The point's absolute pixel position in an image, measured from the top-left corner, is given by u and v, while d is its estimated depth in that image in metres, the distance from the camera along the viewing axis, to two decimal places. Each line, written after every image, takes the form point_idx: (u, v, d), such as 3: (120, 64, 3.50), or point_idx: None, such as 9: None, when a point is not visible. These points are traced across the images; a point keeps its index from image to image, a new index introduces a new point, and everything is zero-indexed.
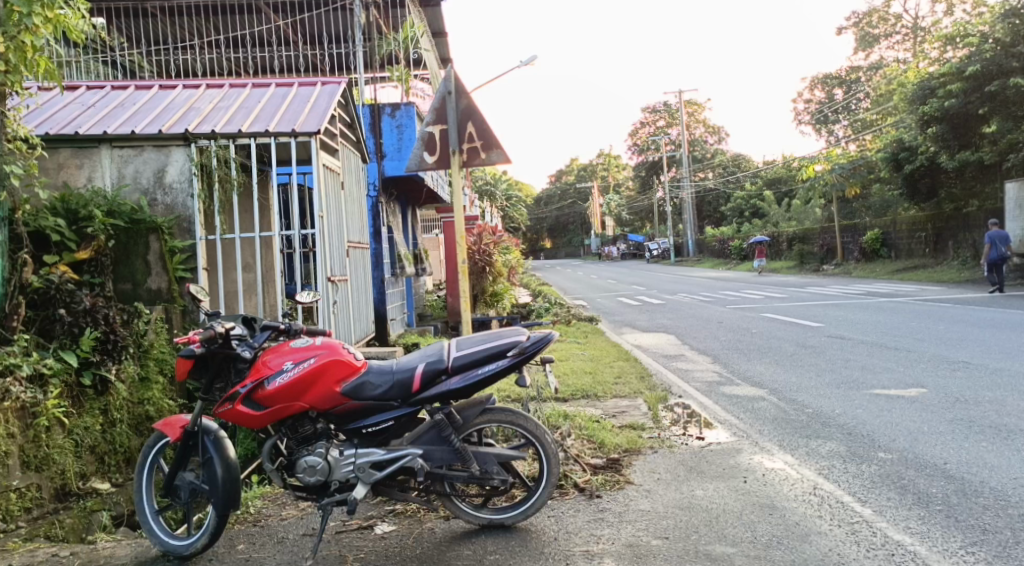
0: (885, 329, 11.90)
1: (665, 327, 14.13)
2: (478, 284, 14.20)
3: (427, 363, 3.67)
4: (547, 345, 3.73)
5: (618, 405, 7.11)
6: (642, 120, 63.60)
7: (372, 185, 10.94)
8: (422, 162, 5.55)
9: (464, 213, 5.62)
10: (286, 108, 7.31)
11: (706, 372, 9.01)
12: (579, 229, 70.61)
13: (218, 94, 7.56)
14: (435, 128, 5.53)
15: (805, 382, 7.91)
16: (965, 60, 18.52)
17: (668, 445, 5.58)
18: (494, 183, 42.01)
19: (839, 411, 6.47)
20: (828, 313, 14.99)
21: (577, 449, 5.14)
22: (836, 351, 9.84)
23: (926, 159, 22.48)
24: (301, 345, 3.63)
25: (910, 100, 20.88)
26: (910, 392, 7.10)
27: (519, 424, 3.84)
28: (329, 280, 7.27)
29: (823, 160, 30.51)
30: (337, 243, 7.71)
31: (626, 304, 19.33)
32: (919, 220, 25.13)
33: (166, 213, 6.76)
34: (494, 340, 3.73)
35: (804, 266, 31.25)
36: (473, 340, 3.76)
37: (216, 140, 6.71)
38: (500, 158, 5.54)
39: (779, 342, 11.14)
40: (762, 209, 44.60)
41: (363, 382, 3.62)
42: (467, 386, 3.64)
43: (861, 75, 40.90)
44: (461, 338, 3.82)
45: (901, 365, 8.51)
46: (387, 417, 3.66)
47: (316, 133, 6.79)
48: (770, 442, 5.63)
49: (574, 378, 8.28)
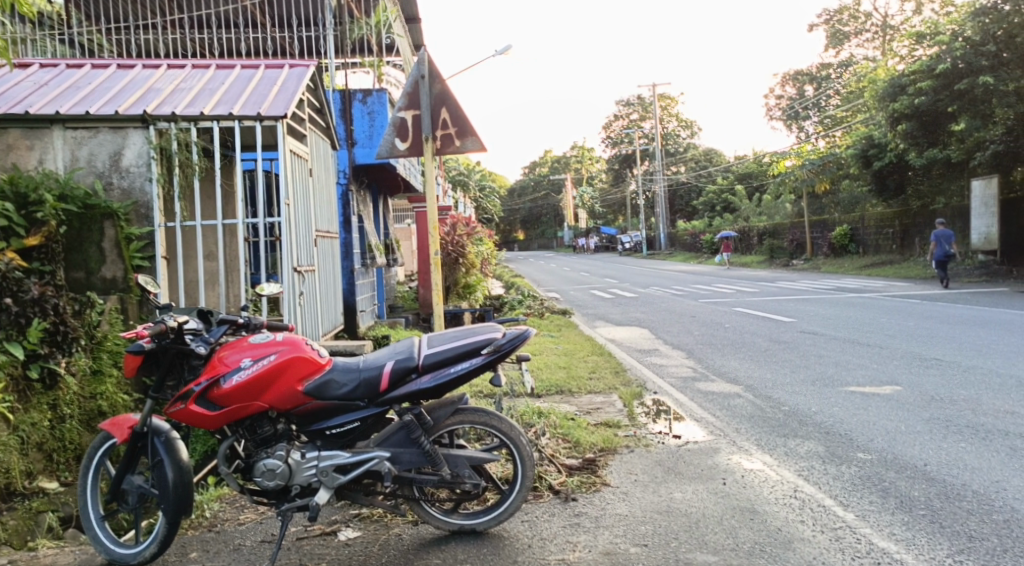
0: (858, 325, 11.86)
1: (638, 321, 14.02)
2: (450, 276, 13.97)
3: (396, 361, 3.46)
4: (524, 343, 3.54)
5: (593, 402, 6.95)
6: (615, 113, 63.58)
7: (342, 173, 10.67)
8: (394, 149, 5.32)
9: (438, 203, 5.38)
10: (251, 90, 7.04)
11: (680, 368, 8.89)
12: (551, 221, 70.54)
13: (179, 75, 7.25)
14: (407, 113, 5.31)
15: (780, 379, 7.81)
16: (936, 58, 18.57)
17: (644, 444, 5.43)
18: (467, 173, 41.77)
19: (816, 409, 6.37)
20: (800, 308, 14.99)
21: (552, 448, 4.96)
22: (810, 347, 9.77)
23: (895, 155, 22.59)
24: (261, 341, 3.40)
25: (880, 97, 20.87)
26: (885, 389, 7.01)
27: (493, 426, 3.65)
28: (295, 271, 7.02)
29: (794, 155, 30.64)
30: (304, 231, 7.44)
31: (598, 297, 19.22)
32: (887, 216, 25.35)
33: (122, 198, 6.50)
34: (467, 337, 3.53)
35: (775, 261, 31.39)
36: (446, 336, 3.56)
37: (176, 122, 6.46)
38: (474, 146, 5.32)
39: (753, 337, 11.06)
40: (733, 203, 44.82)
41: (327, 381, 3.41)
42: (437, 385, 3.44)
43: (832, 72, 41.15)
44: (433, 334, 3.61)
45: (876, 362, 8.44)
46: (352, 417, 3.45)
47: (282, 117, 6.53)
48: (747, 441, 5.51)
49: (547, 373, 8.11)
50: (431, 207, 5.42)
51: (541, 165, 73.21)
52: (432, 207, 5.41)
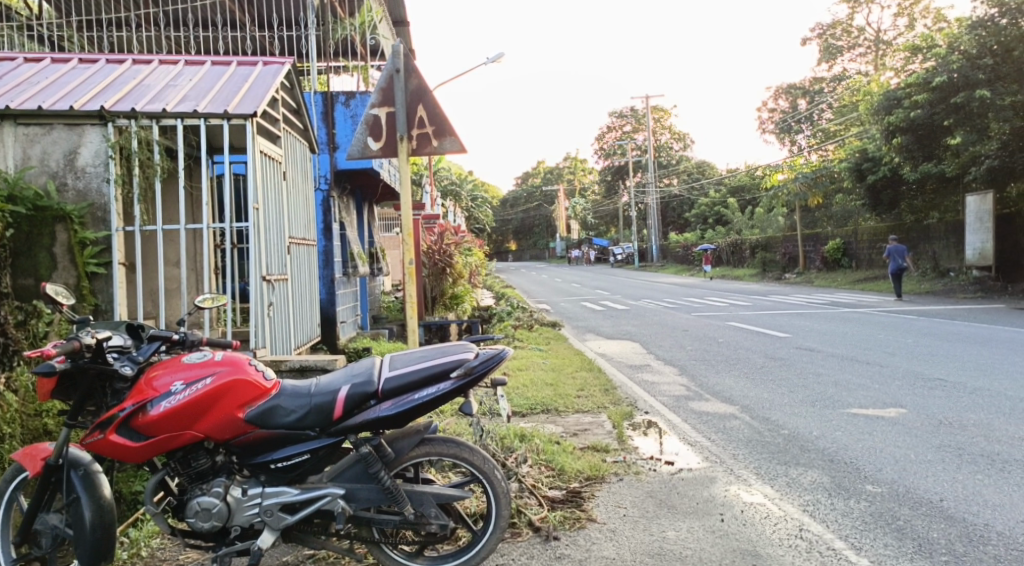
0: (855, 341, 11.48)
1: (629, 335, 13.60)
2: (436, 286, 13.52)
3: (352, 385, 3.03)
4: (499, 366, 3.13)
5: (580, 423, 6.52)
6: (608, 125, 63.41)
7: (323, 177, 10.28)
8: (366, 149, 4.90)
9: (413, 208, 4.95)
10: (221, 87, 6.62)
11: (673, 385, 8.47)
12: (543, 232, 70.15)
13: (144, 71, 6.83)
14: (381, 110, 4.90)
15: (777, 399, 7.40)
16: (932, 71, 18.27)
17: (634, 472, 5.00)
18: (460, 183, 41.38)
19: (818, 434, 5.95)
20: (794, 322, 14.63)
21: (532, 477, 4.52)
22: (807, 365, 9.36)
23: (890, 169, 22.27)
24: (197, 360, 2.98)
25: (875, 110, 20.61)
26: (890, 412, 6.60)
27: (464, 459, 3.22)
28: (265, 280, 6.57)
29: (787, 168, 30.35)
30: (275, 238, 7.00)
31: (589, 309, 18.79)
32: (880, 230, 25.10)
33: (77, 200, 6.11)
34: (435, 357, 3.11)
35: (767, 274, 31.10)
36: (411, 356, 3.14)
37: (136, 119, 6.04)
38: (453, 147, 4.94)
39: (748, 353, 10.65)
40: (726, 216, 44.58)
41: (272, 407, 2.98)
42: (398, 413, 3.02)
43: (825, 85, 40.95)
44: (397, 354, 3.19)
45: (877, 381, 8.04)
46: (301, 450, 3.02)
47: (252, 115, 6.12)
48: (745, 469, 5.09)
49: (533, 391, 7.67)
50: (406, 212, 4.99)
51: (534, 176, 72.94)
52: (407, 212, 4.98)
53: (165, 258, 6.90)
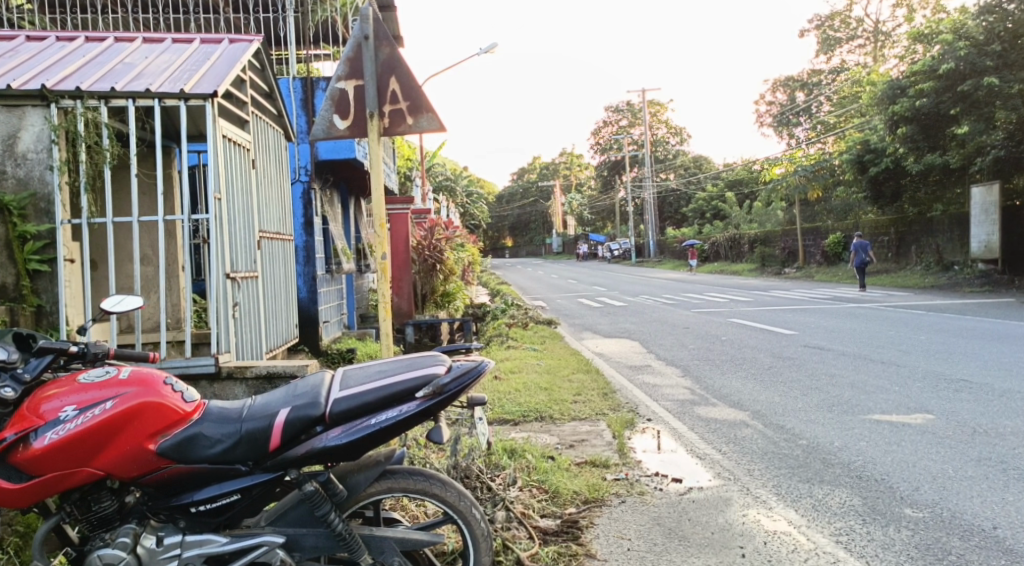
0: (867, 339, 10.89)
1: (627, 333, 13.01)
2: (427, 284, 12.93)
3: (293, 408, 2.55)
4: (477, 383, 2.63)
5: (577, 432, 5.94)
6: (604, 119, 62.88)
7: (304, 168, 9.68)
8: (332, 128, 4.31)
9: (384, 195, 4.34)
10: (180, 65, 6.06)
11: (676, 389, 7.89)
12: (539, 228, 69.58)
13: (98, 48, 6.23)
14: (348, 84, 4.31)
15: (791, 404, 6.82)
16: (938, 58, 17.66)
17: (638, 492, 4.46)
18: (455, 178, 40.71)
19: (840, 444, 5.37)
20: (799, 319, 14.05)
21: (522, 503, 3.95)
22: (818, 365, 8.78)
23: (892, 160, 21.66)
24: (97, 381, 2.60)
25: (878, 100, 20.00)
26: (916, 419, 6.02)
27: (434, 495, 2.70)
28: (230, 277, 5.99)
29: (786, 161, 29.75)
30: (244, 232, 6.43)
31: (586, 306, 18.21)
32: (882, 223, 24.53)
33: (17, 189, 5.50)
34: (398, 373, 2.61)
35: (766, 269, 30.55)
36: (371, 372, 2.65)
37: (83, 100, 5.45)
38: (430, 125, 4.32)
39: (754, 352, 10.07)
40: (724, 211, 44.05)
41: (190, 437, 2.56)
42: (349, 440, 2.53)
43: (823, 78, 40.36)
44: (353, 369, 2.69)
45: (897, 384, 7.46)
46: (229, 490, 2.58)
47: (213, 95, 5.56)
48: (764, 488, 4.49)
49: (525, 396, 7.08)
50: (376, 199, 4.37)
51: (529, 171, 72.33)
52: (378, 202, 4.36)
53: (125, 254, 6.33)
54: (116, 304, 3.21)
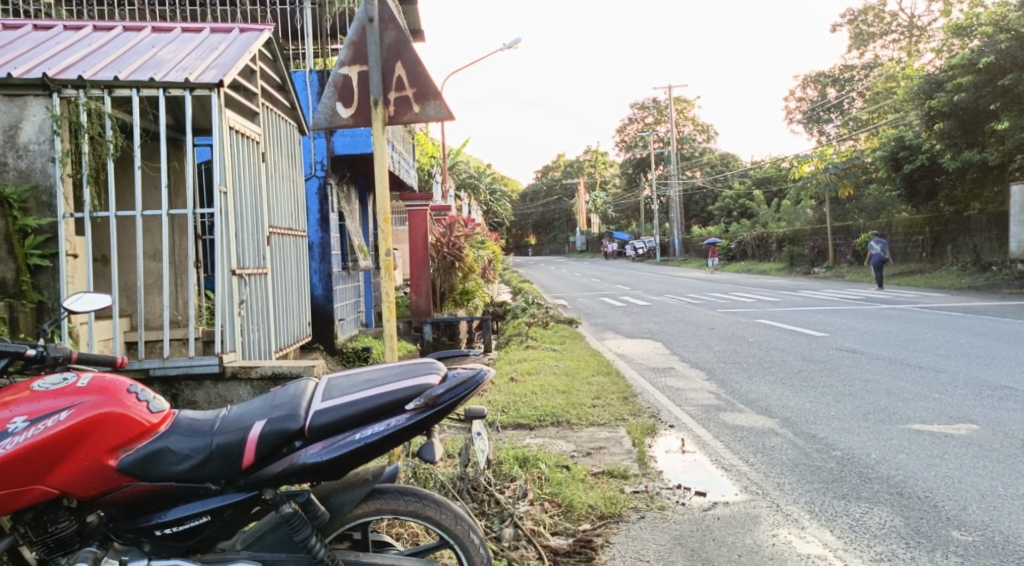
0: (901, 341, 10.49)
1: (651, 333, 12.70)
2: (446, 281, 12.71)
3: (273, 421, 2.47)
4: (474, 392, 2.53)
5: (596, 439, 5.66)
6: (630, 116, 62.38)
7: (321, 163, 9.47)
8: (335, 117, 4.08)
9: (388, 187, 4.09)
10: (188, 54, 5.85)
11: (701, 393, 7.59)
12: (564, 225, 69.21)
13: (105, 37, 6.02)
14: (352, 69, 4.06)
15: (822, 411, 6.49)
16: (978, 51, 17.13)
17: (659, 506, 4.20)
18: (479, 176, 40.44)
19: (877, 458, 5.04)
20: (829, 320, 13.64)
21: (532, 519, 3.73)
22: (850, 370, 8.42)
23: (927, 157, 21.08)
24: (52, 390, 2.53)
25: (914, 95, 19.44)
26: (959, 430, 5.69)
27: (427, 518, 2.61)
28: (236, 274, 5.77)
29: (816, 158, 29.17)
30: (253, 228, 6.22)
31: (609, 304, 17.88)
32: (915, 223, 23.94)
33: (18, 181, 5.31)
34: (389, 383, 2.53)
35: (794, 268, 29.98)
36: (360, 381, 2.57)
37: (85, 90, 5.25)
38: (438, 114, 4.07)
39: (783, 355, 9.72)
40: (752, 209, 43.44)
41: (156, 453, 2.50)
42: (331, 455, 2.46)
43: (856, 73, 39.64)
44: (339, 378, 2.61)
45: (934, 390, 7.11)
46: (196, 513, 2.52)
47: (219, 85, 5.35)
48: (796, 505, 4.22)
49: (543, 399, 6.82)
50: (380, 192, 4.12)
51: (554, 169, 71.90)
52: (382, 194, 4.11)
53: (130, 250, 6.15)
54: (86, 305, 3.19)
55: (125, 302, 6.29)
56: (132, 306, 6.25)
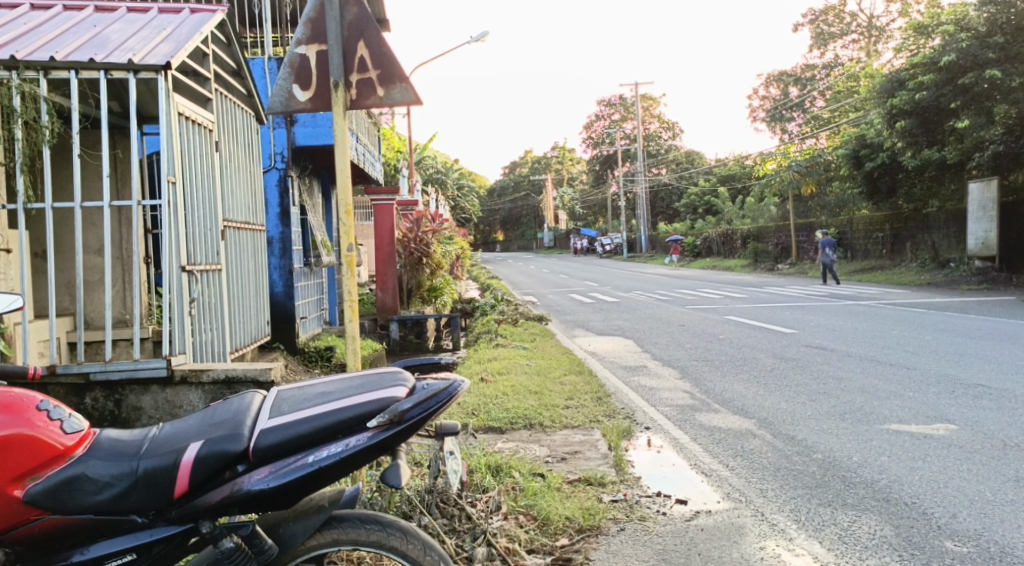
0: (872, 338, 10.38)
1: (621, 330, 12.47)
2: (412, 278, 12.39)
3: (211, 444, 2.25)
4: (446, 408, 2.33)
5: (570, 443, 5.40)
6: (596, 113, 62.33)
7: (281, 155, 9.13)
8: (292, 100, 3.77)
9: (349, 177, 3.77)
10: (132, 34, 5.49)
11: (674, 392, 7.39)
12: (530, 222, 69.06)
13: (44, 16, 5.65)
14: (310, 48, 3.75)
15: (800, 411, 6.31)
16: (939, 50, 17.19)
17: (638, 517, 3.95)
18: (446, 172, 40.06)
19: (859, 459, 4.86)
20: (797, 316, 13.55)
21: (507, 535, 3.47)
22: (823, 368, 8.26)
23: (889, 155, 21.19)
24: None
25: (876, 93, 19.45)
26: (939, 429, 5.53)
27: (391, 549, 2.38)
28: (186, 270, 5.41)
29: (779, 156, 29.25)
30: (206, 221, 5.88)
31: (577, 302, 17.68)
32: (876, 220, 24.05)
33: None
34: (350, 399, 2.32)
35: (758, 265, 30.07)
36: (317, 396, 2.37)
37: (19, 70, 4.89)
38: (404, 98, 3.75)
39: (754, 352, 9.56)
40: (717, 206, 43.60)
41: (71, 480, 2.28)
42: (280, 481, 2.25)
43: (817, 72, 39.90)
44: (292, 393, 2.40)
45: (911, 388, 6.97)
46: (118, 549, 2.29)
47: (164, 67, 5.02)
48: (779, 512, 4.01)
49: (514, 400, 6.55)
50: (341, 182, 3.80)
51: (521, 165, 71.64)
52: (343, 184, 3.79)
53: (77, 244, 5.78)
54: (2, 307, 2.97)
55: (69, 299, 5.90)
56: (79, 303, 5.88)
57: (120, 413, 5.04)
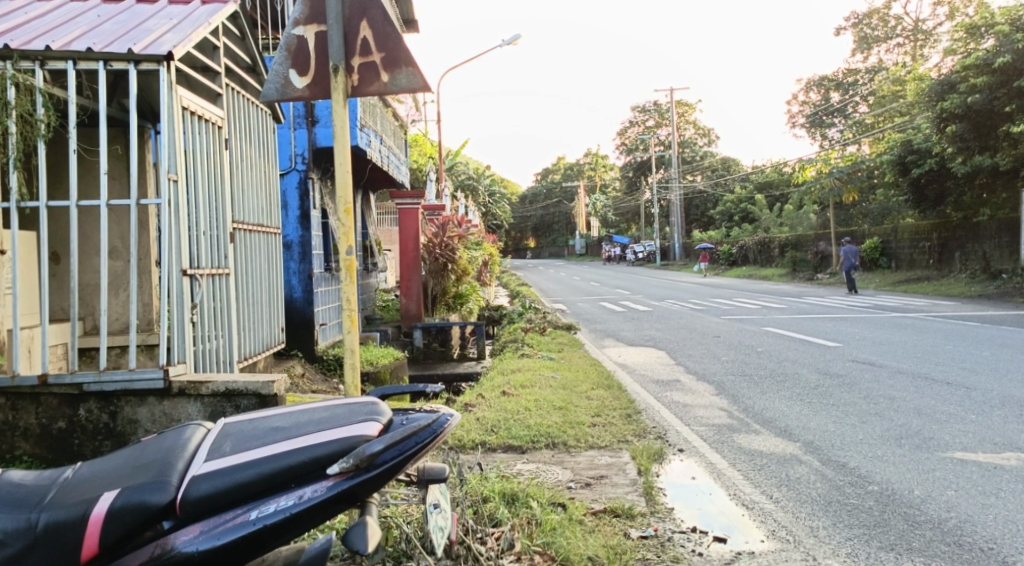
0: (922, 354, 9.79)
1: (653, 341, 11.96)
2: (438, 284, 12.03)
3: (129, 497, 2.13)
4: (419, 453, 2.23)
5: (595, 465, 4.96)
6: (631, 119, 61.75)
7: (301, 156, 8.79)
8: (288, 87, 3.41)
9: (349, 172, 3.39)
10: (137, 23, 5.16)
11: (710, 409, 6.93)
12: (563, 229, 68.64)
13: (47, 6, 5.35)
14: (308, 29, 3.38)
15: (848, 434, 5.81)
16: (993, 51, 16.50)
17: (672, 558, 3.51)
18: (478, 177, 39.78)
19: (922, 495, 4.37)
20: (840, 328, 12.95)
21: None
22: (871, 385, 7.71)
23: (937, 162, 20.45)
24: None
25: (925, 97, 18.77)
26: (1008, 459, 5.00)
27: None
28: (188, 274, 5.06)
29: (820, 162, 28.48)
30: (213, 223, 5.54)
31: (609, 310, 17.21)
32: (922, 228, 23.19)
33: None
34: (308, 443, 2.21)
35: (796, 274, 29.31)
36: (269, 436, 2.26)
37: (14, 60, 4.58)
38: (411, 84, 3.38)
39: (796, 367, 9.04)
40: (754, 213, 42.80)
41: None
42: (212, 543, 2.13)
43: (860, 77, 38.98)
44: (244, 435, 2.28)
45: (971, 410, 6.43)
46: None
47: (167, 58, 4.69)
48: (834, 558, 3.58)
49: (538, 415, 6.14)
50: (341, 177, 3.42)
51: (554, 172, 71.14)
52: (343, 180, 3.42)
53: (86, 246, 5.49)
54: None
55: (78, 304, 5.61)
56: (88, 308, 5.57)
57: (114, 427, 4.63)
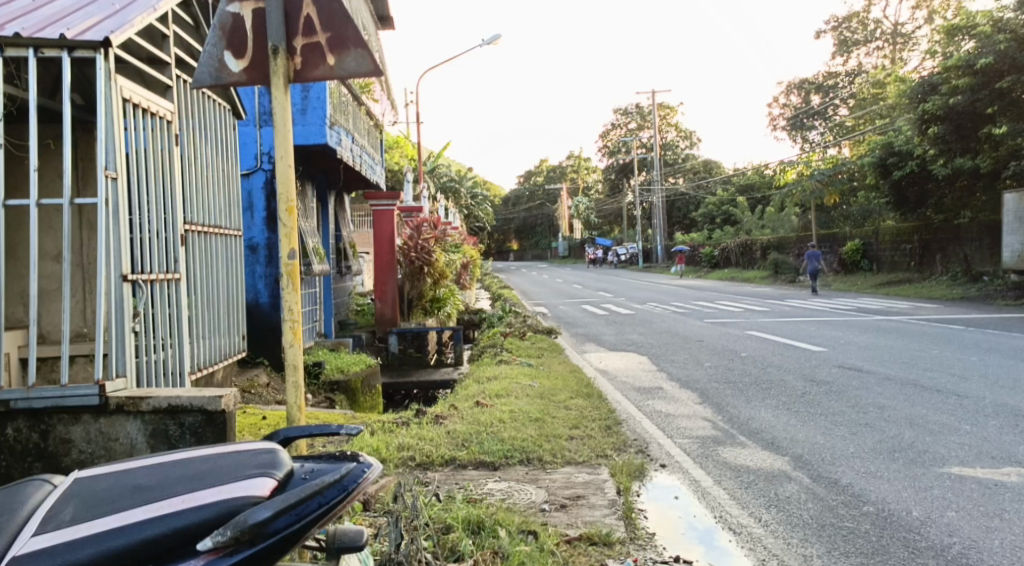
0: (911, 358, 9.50)
1: (635, 346, 11.64)
2: (414, 288, 11.66)
3: None
4: (314, 526, 2.06)
5: (572, 484, 4.61)
6: (613, 121, 61.56)
7: (267, 155, 8.41)
8: (223, 71, 3.04)
9: (291, 166, 3.01)
10: (75, 8, 4.78)
11: (694, 419, 6.61)
12: (545, 231, 68.31)
13: None
14: (244, 6, 3.01)
15: (839, 446, 5.50)
16: (975, 52, 16.29)
17: None
18: (460, 180, 39.35)
19: (921, 517, 4.04)
20: (825, 332, 12.65)
21: None
22: (860, 393, 7.41)
23: (918, 164, 20.29)
24: None
25: (908, 98, 18.57)
26: (1008, 475, 4.70)
27: None
28: (130, 279, 4.66)
29: (801, 164, 28.30)
30: (161, 225, 5.14)
31: (590, 313, 16.86)
32: (904, 231, 23.01)
33: None
34: (173, 517, 2.02)
35: (779, 276, 29.12)
36: (129, 503, 2.07)
37: None
38: (359, 67, 3.02)
39: (781, 373, 8.73)
40: (736, 215, 42.66)
41: None
42: None
43: (840, 80, 38.97)
44: (99, 502, 2.09)
45: (965, 420, 6.13)
46: None
47: (103, 45, 4.31)
48: None
49: (513, 428, 5.78)
50: (282, 171, 3.04)
51: (537, 174, 70.81)
52: (284, 174, 3.04)
53: (22, 250, 5.08)
54: None
55: (20, 310, 5.21)
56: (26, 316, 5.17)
57: (45, 447, 4.24)
